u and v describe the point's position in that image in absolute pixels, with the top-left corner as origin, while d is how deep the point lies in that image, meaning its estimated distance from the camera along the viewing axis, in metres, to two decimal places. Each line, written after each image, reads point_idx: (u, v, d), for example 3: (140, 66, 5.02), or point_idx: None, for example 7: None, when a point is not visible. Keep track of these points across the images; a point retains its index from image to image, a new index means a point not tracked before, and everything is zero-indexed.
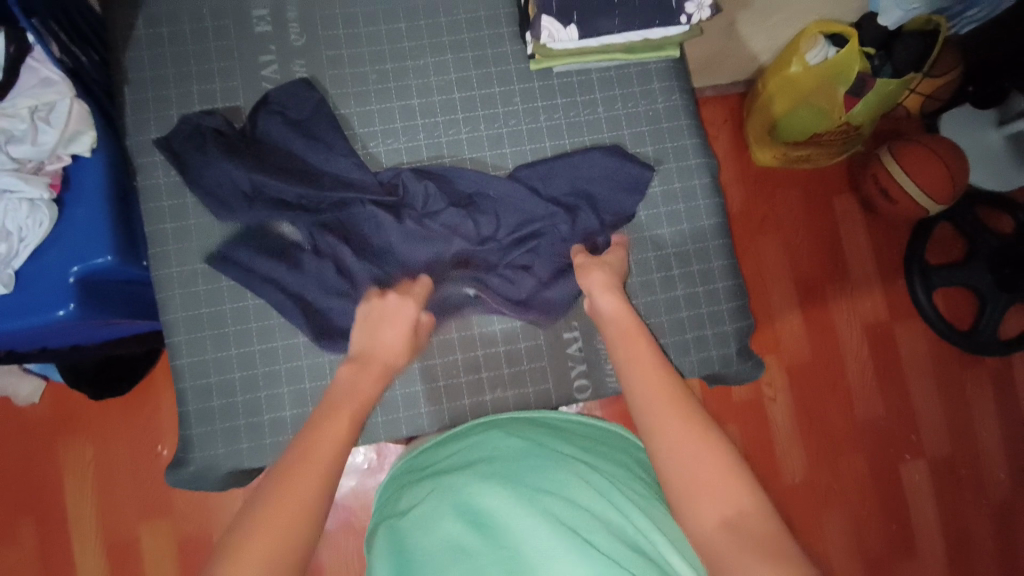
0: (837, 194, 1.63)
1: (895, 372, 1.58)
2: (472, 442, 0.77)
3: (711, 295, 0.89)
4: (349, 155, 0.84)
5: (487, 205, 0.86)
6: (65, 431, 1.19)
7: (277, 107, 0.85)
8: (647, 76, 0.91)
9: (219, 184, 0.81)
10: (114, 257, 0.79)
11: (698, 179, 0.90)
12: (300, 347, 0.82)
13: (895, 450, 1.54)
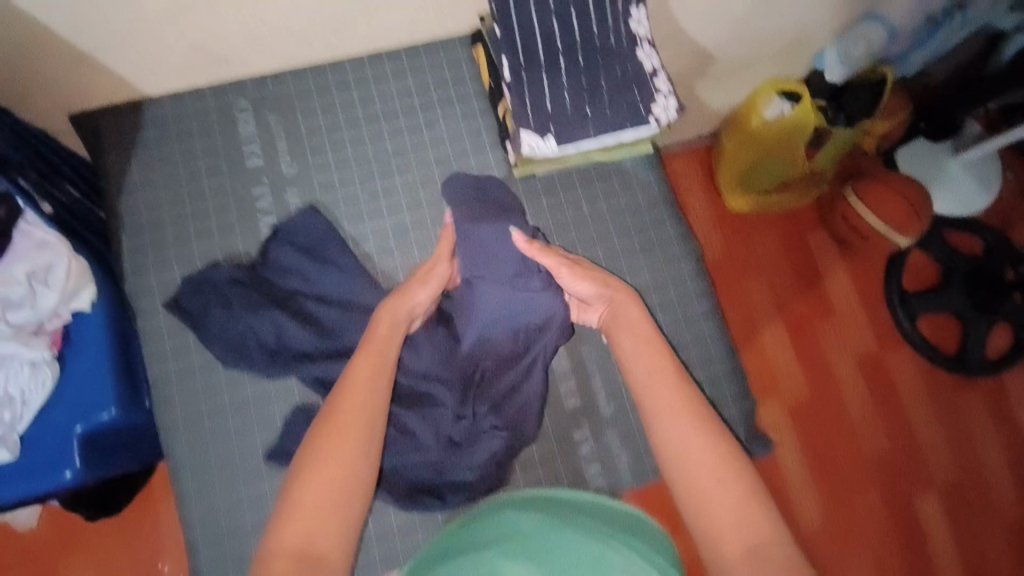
0: (812, 232, 1.68)
1: (893, 400, 1.59)
2: (493, 520, 0.73)
3: (712, 377, 0.91)
4: (354, 274, 0.87)
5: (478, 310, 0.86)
6: (64, 554, 1.15)
7: (288, 237, 0.87)
8: (626, 170, 0.95)
9: (224, 321, 0.83)
10: (118, 410, 0.79)
11: (684, 266, 0.94)
12: None
13: (905, 479, 1.54)
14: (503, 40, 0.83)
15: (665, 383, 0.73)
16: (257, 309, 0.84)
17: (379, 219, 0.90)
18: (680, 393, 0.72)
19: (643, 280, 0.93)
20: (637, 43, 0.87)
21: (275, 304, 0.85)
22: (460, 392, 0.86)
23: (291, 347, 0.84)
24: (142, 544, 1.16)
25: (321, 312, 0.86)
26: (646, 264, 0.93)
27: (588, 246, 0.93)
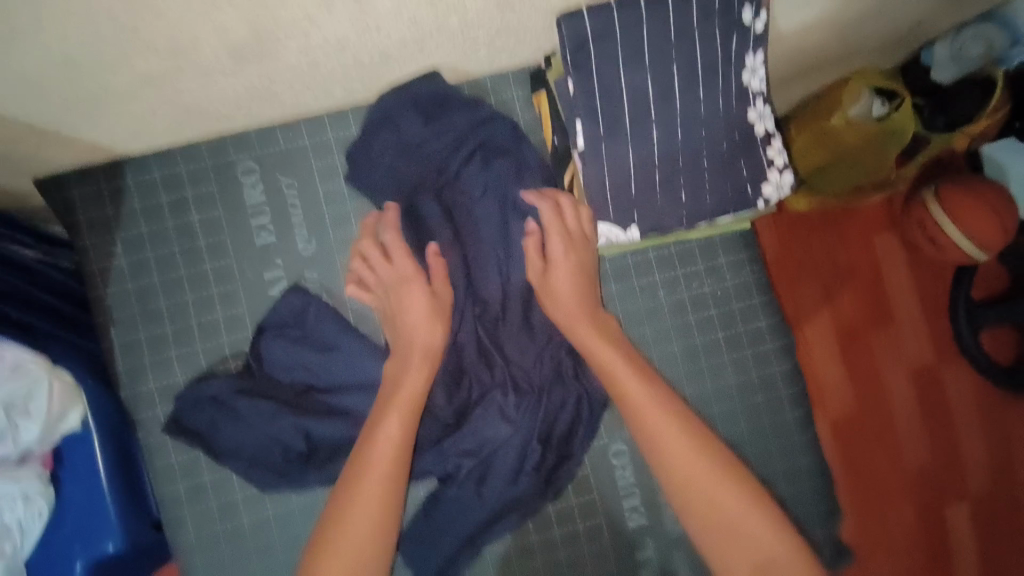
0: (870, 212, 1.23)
1: (946, 419, 1.22)
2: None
3: (798, 495, 0.79)
4: (372, 355, 0.72)
5: (523, 377, 0.75)
6: None
7: (277, 328, 0.72)
8: (714, 248, 0.79)
9: (242, 439, 0.71)
10: (123, 538, 0.69)
11: (777, 366, 0.80)
12: None
13: (947, 502, 1.19)
14: (579, 104, 0.65)
15: (679, 442, 0.64)
16: (278, 423, 0.71)
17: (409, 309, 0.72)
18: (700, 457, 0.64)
19: (725, 383, 0.79)
20: (749, 100, 0.68)
21: (290, 406, 0.71)
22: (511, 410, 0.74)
23: (311, 462, 0.71)
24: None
25: (347, 398, 0.72)
26: (731, 362, 0.79)
27: (664, 343, 0.78)
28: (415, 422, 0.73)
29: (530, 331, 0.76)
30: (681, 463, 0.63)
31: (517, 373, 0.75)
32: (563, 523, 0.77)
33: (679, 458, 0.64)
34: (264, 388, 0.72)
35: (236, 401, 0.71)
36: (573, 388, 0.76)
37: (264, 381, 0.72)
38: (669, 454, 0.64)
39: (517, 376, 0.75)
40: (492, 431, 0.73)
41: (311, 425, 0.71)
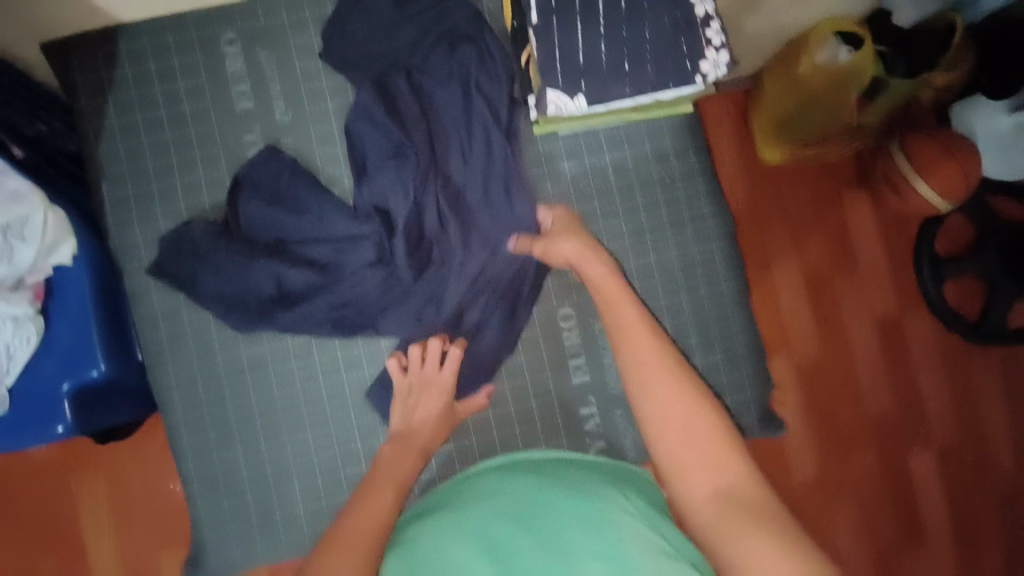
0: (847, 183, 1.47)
1: (906, 367, 1.47)
2: (481, 480, 0.69)
3: (732, 361, 0.87)
4: (340, 210, 0.78)
5: (479, 240, 0.81)
6: None
7: (252, 185, 0.78)
8: (660, 134, 0.85)
9: (221, 285, 0.78)
10: (109, 367, 0.76)
11: (715, 243, 0.86)
12: (324, 411, 0.82)
13: (904, 444, 1.45)
14: None
15: (679, 399, 0.59)
16: (253, 269, 0.77)
17: (375, 169, 0.77)
18: (697, 409, 0.58)
19: (668, 258, 0.85)
20: None
21: (267, 252, 0.78)
22: (459, 274, 0.80)
23: (284, 307, 0.79)
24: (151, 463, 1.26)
25: (316, 250, 0.79)
26: (674, 239, 0.85)
27: (612, 217, 0.84)
28: (378, 272, 0.79)
29: (484, 199, 0.81)
30: (677, 421, 0.58)
31: (466, 242, 0.80)
32: (513, 379, 0.84)
33: (673, 413, 0.58)
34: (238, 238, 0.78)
35: (213, 249, 0.77)
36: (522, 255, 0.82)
37: (238, 232, 0.78)
38: (660, 403, 0.59)
39: (466, 243, 0.80)
40: (447, 287, 0.81)
41: (279, 274, 0.78)
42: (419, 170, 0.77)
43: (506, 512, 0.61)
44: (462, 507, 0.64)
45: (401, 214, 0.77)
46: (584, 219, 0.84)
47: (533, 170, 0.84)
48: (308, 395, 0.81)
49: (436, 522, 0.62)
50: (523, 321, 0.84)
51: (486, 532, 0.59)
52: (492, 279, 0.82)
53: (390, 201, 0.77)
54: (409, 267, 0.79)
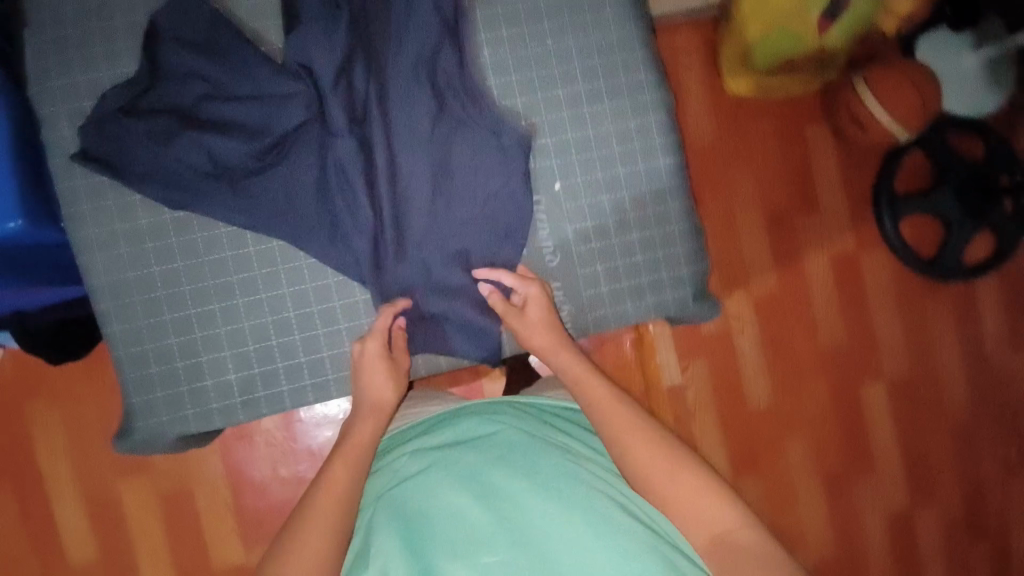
0: (808, 124, 1.48)
1: (859, 298, 1.50)
2: (469, 422, 0.79)
3: (665, 236, 0.85)
4: (267, 63, 0.76)
5: (405, 107, 0.79)
6: (30, 396, 1.26)
7: (173, 33, 0.76)
8: (599, 4, 0.84)
9: (141, 140, 0.74)
10: (21, 222, 0.69)
11: (653, 116, 0.85)
12: (256, 279, 0.78)
13: (854, 374, 1.50)
14: None
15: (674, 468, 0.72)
16: (171, 138, 0.74)
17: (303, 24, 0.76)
18: (695, 486, 0.70)
19: (606, 128, 0.84)
20: None
21: (186, 124, 0.75)
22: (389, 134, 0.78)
23: (204, 175, 0.75)
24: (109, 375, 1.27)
25: (241, 109, 0.76)
26: (611, 110, 0.84)
27: (550, 87, 0.83)
28: (307, 137, 0.77)
29: (422, 61, 0.79)
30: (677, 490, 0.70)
31: (391, 106, 0.78)
32: (451, 253, 0.81)
33: (677, 487, 0.70)
34: (157, 106, 0.75)
35: (132, 105, 0.75)
36: (478, 123, 0.80)
37: (156, 94, 0.75)
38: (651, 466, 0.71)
39: (400, 106, 0.79)
40: (382, 151, 0.78)
41: (199, 140, 0.74)
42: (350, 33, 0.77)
43: (501, 464, 0.72)
44: (457, 456, 0.73)
45: (326, 77, 0.76)
46: (521, 87, 0.82)
47: (471, 36, 0.81)
48: (237, 265, 0.77)
49: (431, 477, 0.71)
50: (455, 200, 0.80)
51: (480, 481, 0.71)
52: (414, 137, 0.79)
53: (316, 60, 0.76)
54: (346, 134, 0.76)
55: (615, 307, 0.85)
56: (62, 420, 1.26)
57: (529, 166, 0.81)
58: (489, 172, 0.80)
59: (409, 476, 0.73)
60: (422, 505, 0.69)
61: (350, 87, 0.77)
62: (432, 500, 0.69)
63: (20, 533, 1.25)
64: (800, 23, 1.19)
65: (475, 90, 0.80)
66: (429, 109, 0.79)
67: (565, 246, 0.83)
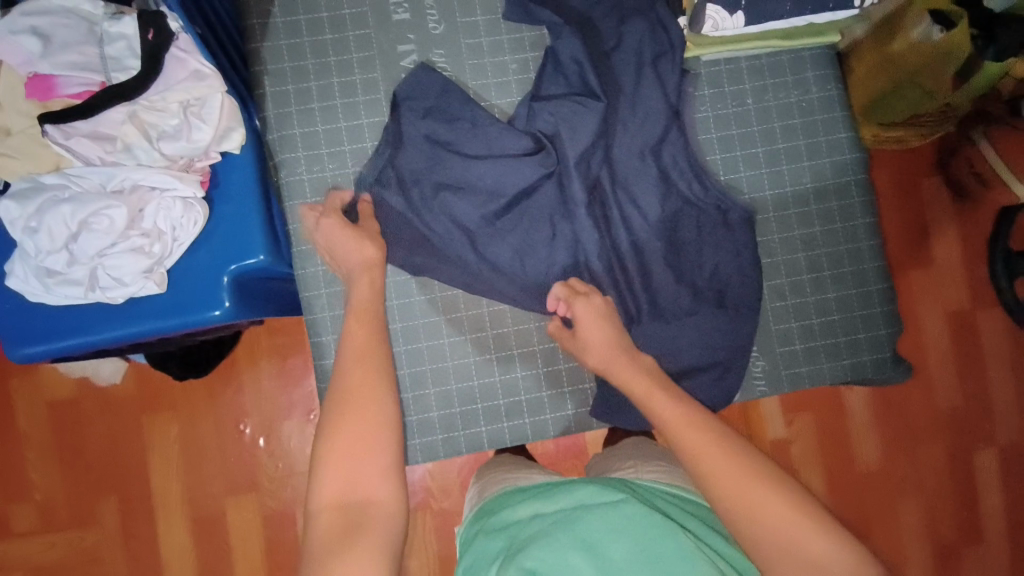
0: (923, 175, 1.40)
1: (974, 359, 1.39)
2: (586, 486, 0.71)
3: (864, 296, 0.85)
4: (496, 122, 0.80)
5: (632, 167, 0.82)
6: (148, 410, 1.29)
7: (410, 102, 0.81)
8: (801, 65, 0.86)
9: (383, 194, 0.80)
10: (266, 258, 0.77)
11: (852, 176, 0.86)
12: (464, 322, 0.83)
13: (968, 438, 1.37)
14: None
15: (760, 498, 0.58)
16: (426, 202, 0.80)
17: (544, 88, 0.82)
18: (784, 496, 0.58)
19: (805, 187, 0.85)
20: None
21: (444, 185, 0.80)
22: (610, 193, 0.82)
23: (446, 229, 0.80)
24: (225, 396, 1.30)
25: (482, 171, 0.80)
26: (811, 169, 0.85)
27: (750, 145, 0.85)
28: (544, 196, 0.81)
29: (639, 116, 0.82)
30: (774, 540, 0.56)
31: (622, 176, 0.82)
32: (661, 307, 0.83)
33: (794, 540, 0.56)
34: (403, 174, 0.80)
35: (375, 166, 0.80)
36: (697, 188, 0.83)
37: (400, 155, 0.80)
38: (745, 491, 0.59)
39: (619, 166, 0.82)
40: (627, 211, 0.83)
41: (444, 201, 0.80)
42: (599, 114, 0.80)
43: (626, 539, 0.62)
44: (579, 518, 0.65)
45: (572, 149, 0.80)
46: (721, 144, 0.85)
47: (693, 90, 0.84)
48: (449, 307, 0.82)
49: (552, 538, 0.63)
50: (669, 255, 0.83)
51: (596, 543, 0.62)
52: (636, 190, 0.83)
53: (564, 134, 0.80)
54: (582, 197, 0.80)
55: (812, 366, 0.85)
56: (178, 434, 1.29)
57: (752, 221, 0.84)
58: (703, 235, 0.84)
59: (526, 539, 0.66)
60: (543, 564, 0.61)
61: (591, 148, 0.80)
62: (554, 561, 0.61)
63: (120, 544, 1.27)
64: (935, 79, 1.05)
65: (698, 164, 0.84)
66: (651, 173, 0.83)
67: (762, 301, 0.84)
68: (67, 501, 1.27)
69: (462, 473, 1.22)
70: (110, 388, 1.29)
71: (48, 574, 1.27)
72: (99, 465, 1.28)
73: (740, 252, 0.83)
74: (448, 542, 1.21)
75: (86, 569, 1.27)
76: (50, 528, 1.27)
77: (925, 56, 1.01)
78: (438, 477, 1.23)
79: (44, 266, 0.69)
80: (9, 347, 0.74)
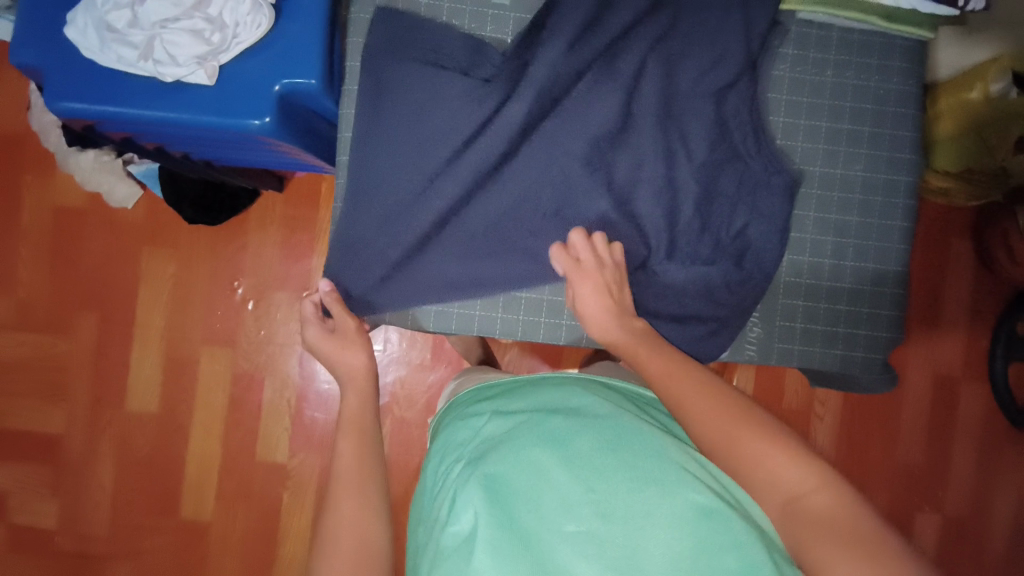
0: (955, 236, 1.35)
1: (948, 424, 1.35)
2: (550, 391, 0.71)
3: (876, 296, 0.86)
4: (563, 29, 0.79)
5: (688, 105, 0.81)
6: (150, 241, 1.30)
7: None
8: (890, 53, 0.85)
9: (421, 89, 0.79)
10: (317, 83, 0.76)
11: (904, 176, 0.86)
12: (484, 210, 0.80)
13: (917, 496, 1.34)
14: None
15: (733, 428, 0.56)
16: (461, 113, 0.79)
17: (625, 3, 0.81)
18: (761, 437, 0.55)
19: (854, 173, 0.85)
20: None
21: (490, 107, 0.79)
22: (659, 121, 0.81)
23: (412, 186, 0.80)
24: (226, 248, 1.29)
25: (532, 81, 0.78)
26: (866, 157, 0.85)
27: (816, 117, 0.84)
28: (596, 109, 0.79)
29: (715, 59, 0.81)
30: (746, 464, 0.54)
31: (676, 116, 0.81)
32: (678, 252, 0.83)
33: (762, 471, 0.54)
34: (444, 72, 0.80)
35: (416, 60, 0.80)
36: (748, 146, 0.83)
37: (398, 91, 0.79)
38: (711, 424, 0.57)
39: (675, 99, 0.81)
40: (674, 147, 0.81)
41: (420, 149, 0.80)
42: (669, 44, 0.81)
43: (586, 433, 0.61)
44: (543, 420, 0.64)
45: (637, 69, 0.80)
46: (787, 108, 0.84)
47: (776, 47, 0.83)
48: (472, 192, 0.80)
49: (517, 440, 0.62)
50: (701, 202, 0.82)
51: (559, 439, 0.61)
52: (683, 126, 0.82)
53: (633, 55, 0.80)
54: (626, 115, 0.80)
55: (805, 345, 0.85)
56: (171, 270, 1.30)
57: (794, 191, 0.84)
58: (738, 192, 0.83)
59: (489, 441, 0.64)
60: (506, 468, 0.59)
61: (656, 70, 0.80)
62: (518, 464, 0.59)
63: (90, 361, 1.30)
64: (996, 138, 1.01)
65: (759, 123, 0.83)
66: (707, 112, 0.81)
67: (777, 272, 0.85)
68: (50, 305, 1.30)
69: (434, 383, 1.24)
70: (117, 209, 1.29)
71: (13, 367, 1.29)
72: (89, 278, 1.30)
73: (774, 217, 0.83)
74: (400, 445, 1.24)
75: (54, 374, 1.30)
76: (28, 327, 1.30)
77: (996, 112, 0.97)
78: (407, 385, 1.24)
79: (105, 20, 0.70)
80: (47, 93, 0.73)
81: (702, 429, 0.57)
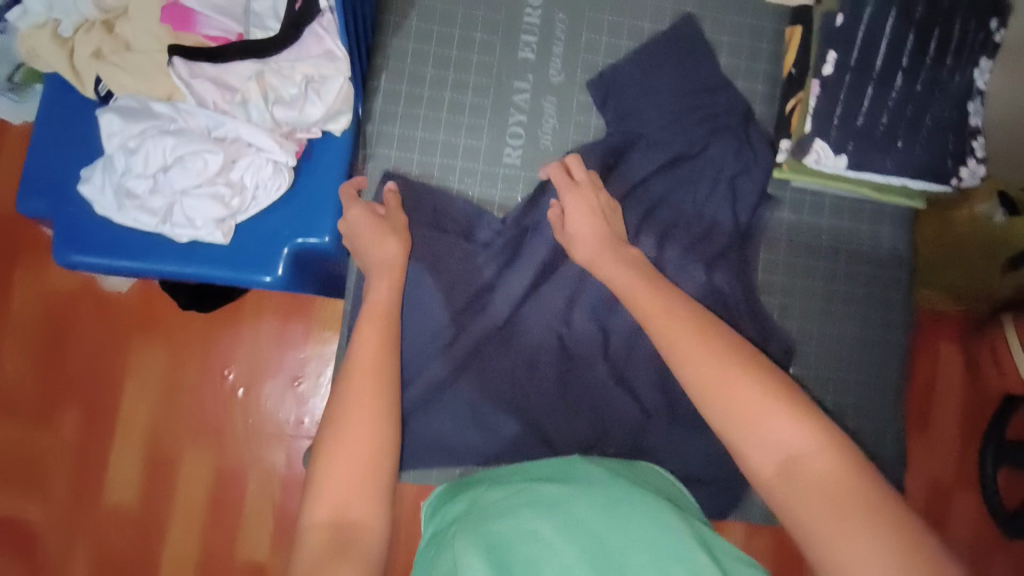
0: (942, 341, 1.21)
1: None
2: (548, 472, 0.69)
3: (875, 454, 0.86)
4: None
5: (681, 271, 0.83)
6: (139, 328, 1.15)
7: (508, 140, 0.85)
8: (882, 219, 0.88)
9: (430, 250, 0.81)
10: (330, 241, 0.77)
11: (899, 337, 0.87)
12: (485, 369, 0.82)
13: None
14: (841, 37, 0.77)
15: (727, 379, 0.56)
16: (464, 270, 0.82)
17: (626, 170, 0.84)
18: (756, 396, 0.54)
19: (850, 334, 0.87)
20: (972, 95, 0.80)
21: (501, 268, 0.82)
22: None
23: (411, 348, 0.81)
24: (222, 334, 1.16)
25: (537, 249, 0.82)
26: (862, 318, 0.87)
27: (812, 278, 0.87)
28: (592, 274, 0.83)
29: (710, 227, 0.85)
30: (739, 406, 0.54)
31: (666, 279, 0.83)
32: (677, 407, 0.84)
33: (761, 429, 0.53)
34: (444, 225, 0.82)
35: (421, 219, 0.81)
36: (744, 307, 0.85)
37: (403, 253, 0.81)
38: (713, 390, 0.56)
39: (675, 258, 0.84)
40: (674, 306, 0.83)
41: (418, 311, 0.80)
42: (668, 209, 0.85)
43: (582, 499, 0.60)
44: (539, 494, 0.62)
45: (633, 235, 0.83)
46: (784, 269, 0.87)
47: (770, 214, 0.86)
48: (477, 348, 0.82)
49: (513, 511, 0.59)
50: None
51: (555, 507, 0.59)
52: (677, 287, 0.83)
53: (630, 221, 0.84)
54: None
55: None
56: (166, 353, 1.15)
57: (790, 354, 0.85)
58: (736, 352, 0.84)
59: (484, 513, 0.61)
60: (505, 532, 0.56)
61: (660, 231, 0.84)
62: (515, 530, 0.56)
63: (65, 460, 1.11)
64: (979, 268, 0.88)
65: (752, 288, 0.86)
66: (702, 274, 0.84)
67: None
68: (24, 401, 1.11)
69: None
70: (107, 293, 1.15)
71: None
72: (79, 364, 1.14)
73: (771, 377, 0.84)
74: None
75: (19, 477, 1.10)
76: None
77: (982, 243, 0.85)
78: None
79: (124, 186, 0.70)
80: (56, 250, 0.74)
81: (697, 382, 0.57)
